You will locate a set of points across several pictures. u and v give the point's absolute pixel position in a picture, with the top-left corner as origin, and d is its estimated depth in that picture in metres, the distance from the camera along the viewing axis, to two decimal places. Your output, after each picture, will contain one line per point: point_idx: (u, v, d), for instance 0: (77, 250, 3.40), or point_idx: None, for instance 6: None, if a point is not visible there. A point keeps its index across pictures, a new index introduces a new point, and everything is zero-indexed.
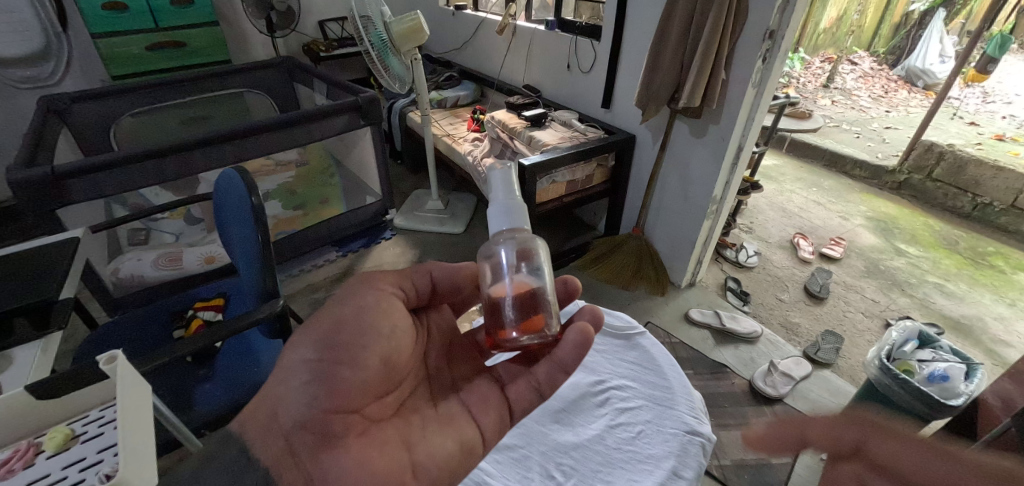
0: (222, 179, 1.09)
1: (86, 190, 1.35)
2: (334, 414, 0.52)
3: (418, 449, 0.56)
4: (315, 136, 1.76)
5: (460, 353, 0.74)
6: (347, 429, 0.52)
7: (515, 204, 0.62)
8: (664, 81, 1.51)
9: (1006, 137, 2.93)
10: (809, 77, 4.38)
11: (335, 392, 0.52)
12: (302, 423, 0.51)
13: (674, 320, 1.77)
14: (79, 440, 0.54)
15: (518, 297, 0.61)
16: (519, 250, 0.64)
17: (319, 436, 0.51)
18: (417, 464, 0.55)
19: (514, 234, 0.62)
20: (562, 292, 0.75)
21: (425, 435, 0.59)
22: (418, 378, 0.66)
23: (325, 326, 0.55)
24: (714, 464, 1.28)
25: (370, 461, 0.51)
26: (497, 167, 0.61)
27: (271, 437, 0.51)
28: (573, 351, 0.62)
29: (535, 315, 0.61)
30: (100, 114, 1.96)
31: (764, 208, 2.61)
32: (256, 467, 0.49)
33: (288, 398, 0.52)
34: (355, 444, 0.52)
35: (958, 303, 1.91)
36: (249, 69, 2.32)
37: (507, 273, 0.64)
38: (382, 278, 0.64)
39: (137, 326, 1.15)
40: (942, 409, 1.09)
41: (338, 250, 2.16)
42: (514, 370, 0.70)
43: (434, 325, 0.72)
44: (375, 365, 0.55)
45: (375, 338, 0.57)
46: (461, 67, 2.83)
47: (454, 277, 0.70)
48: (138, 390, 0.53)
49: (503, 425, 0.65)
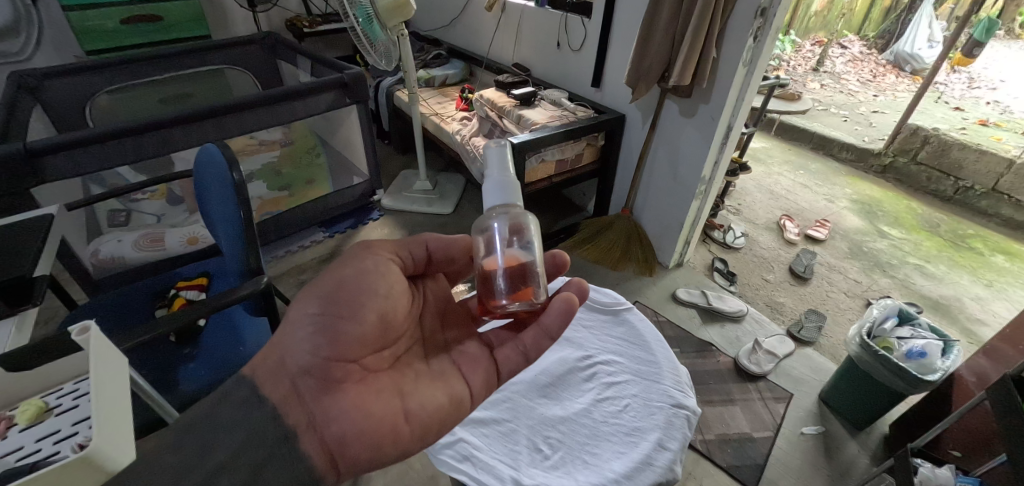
0: (202, 155, 1.05)
1: (61, 168, 1.30)
2: (335, 363, 0.55)
3: (411, 397, 0.57)
4: (299, 114, 1.71)
5: (454, 318, 0.75)
6: (347, 376, 0.56)
7: (512, 178, 0.60)
8: (654, 60, 1.49)
9: (990, 122, 2.98)
10: (799, 60, 4.37)
11: (335, 342, 0.55)
12: (306, 368, 0.54)
13: (662, 300, 1.79)
14: (53, 413, 0.53)
15: (510, 269, 0.62)
16: (512, 224, 0.62)
17: (322, 381, 0.54)
18: (409, 411, 0.56)
19: (507, 209, 0.60)
20: (550, 265, 0.75)
21: (418, 384, 0.60)
22: (413, 338, 0.67)
23: (326, 284, 0.58)
24: (698, 439, 1.31)
25: (365, 405, 0.54)
26: (492, 144, 0.59)
27: (276, 379, 0.53)
28: (559, 317, 0.62)
29: (525, 288, 0.62)
30: (74, 90, 1.88)
31: (752, 190, 2.62)
32: (261, 409, 0.50)
33: (294, 347, 0.55)
34: (353, 389, 0.55)
35: (938, 283, 1.96)
36: (230, 44, 2.24)
37: (498, 247, 0.63)
38: (379, 245, 0.66)
39: (119, 305, 1.13)
40: (920, 384, 1.13)
41: (325, 231, 2.13)
42: (504, 334, 0.69)
43: (430, 292, 0.73)
44: (372, 320, 0.58)
45: (372, 297, 0.59)
46: (449, 45, 2.77)
47: (448, 248, 0.72)
48: (113, 360, 0.52)
49: (493, 381, 0.65)
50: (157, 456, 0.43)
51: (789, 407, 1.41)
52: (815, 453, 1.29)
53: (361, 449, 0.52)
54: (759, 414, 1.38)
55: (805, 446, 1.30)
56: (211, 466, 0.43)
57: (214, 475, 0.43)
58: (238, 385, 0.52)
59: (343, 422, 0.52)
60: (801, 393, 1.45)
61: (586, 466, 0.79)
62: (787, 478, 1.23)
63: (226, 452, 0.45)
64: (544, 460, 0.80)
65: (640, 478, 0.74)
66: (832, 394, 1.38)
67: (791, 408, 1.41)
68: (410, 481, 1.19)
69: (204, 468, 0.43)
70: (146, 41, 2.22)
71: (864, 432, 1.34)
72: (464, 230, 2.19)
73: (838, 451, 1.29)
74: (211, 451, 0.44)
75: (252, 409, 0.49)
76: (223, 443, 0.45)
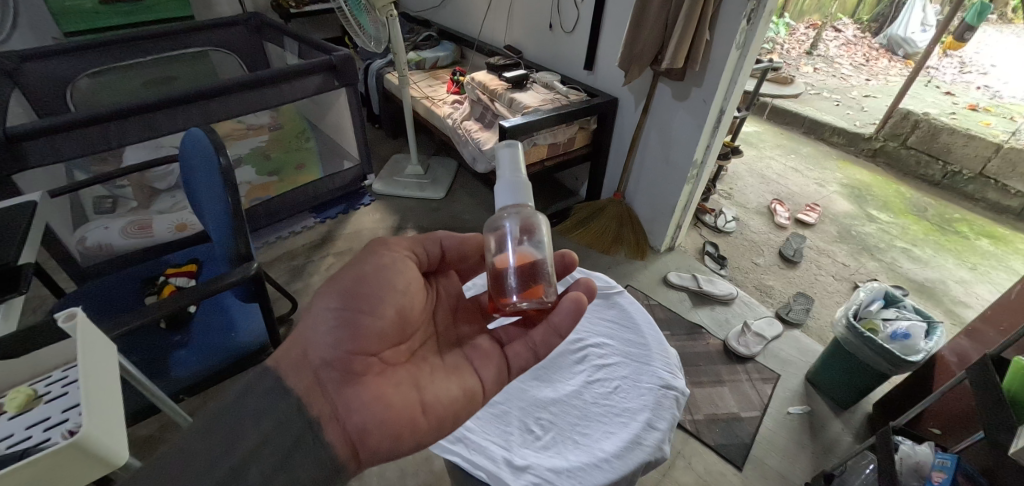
0: (188, 139, 1.03)
1: (43, 154, 1.26)
2: (357, 356, 0.56)
3: (426, 389, 0.58)
4: (287, 97, 1.67)
5: (465, 314, 0.75)
6: (367, 369, 0.56)
7: (523, 179, 0.61)
8: (647, 42, 1.47)
9: (980, 106, 2.99)
10: (793, 44, 4.35)
11: (356, 336, 0.55)
12: (329, 360, 0.55)
13: (653, 284, 1.81)
14: (43, 400, 0.51)
15: (521, 267, 0.62)
16: (523, 224, 0.62)
17: (343, 373, 0.55)
18: (425, 403, 0.56)
19: (519, 209, 0.60)
20: (559, 266, 0.74)
21: (433, 377, 0.60)
22: (427, 332, 0.68)
23: (346, 279, 0.58)
24: (687, 419, 1.34)
25: (384, 397, 0.54)
26: (503, 145, 0.60)
27: (299, 370, 0.53)
28: (570, 317, 0.61)
29: (535, 285, 0.62)
30: (53, 74, 1.82)
31: (743, 175, 2.63)
32: (290, 396, 0.50)
33: (317, 339, 0.55)
34: (372, 381, 0.55)
35: (924, 267, 2.00)
36: (214, 25, 2.18)
37: (509, 243, 0.63)
38: (396, 243, 0.66)
39: (109, 292, 1.12)
40: (902, 365, 1.15)
41: (316, 216, 2.11)
42: (514, 331, 0.69)
43: (443, 290, 0.74)
44: (390, 315, 0.58)
45: (390, 292, 0.59)
46: (439, 27, 2.71)
47: (462, 246, 0.72)
48: (102, 348, 0.49)
49: (507, 376, 0.65)
50: (180, 447, 0.43)
51: (777, 387, 1.44)
52: (801, 431, 1.32)
53: (381, 440, 0.53)
54: (746, 394, 1.41)
55: (791, 425, 1.34)
56: (237, 456, 0.43)
57: (241, 465, 0.43)
58: (261, 376, 0.51)
59: (362, 413, 0.53)
60: (788, 374, 1.48)
61: (577, 446, 0.79)
62: (773, 456, 1.26)
63: (254, 440, 0.45)
64: (536, 441, 0.82)
65: (630, 458, 0.75)
66: (818, 375, 1.41)
67: (778, 388, 1.44)
68: (405, 463, 1.20)
69: (226, 461, 0.43)
70: (126, 22, 2.15)
71: (848, 411, 1.38)
72: (456, 215, 2.18)
73: (824, 430, 1.32)
74: (240, 440, 0.45)
75: (279, 398, 0.50)
76: (248, 431, 0.46)
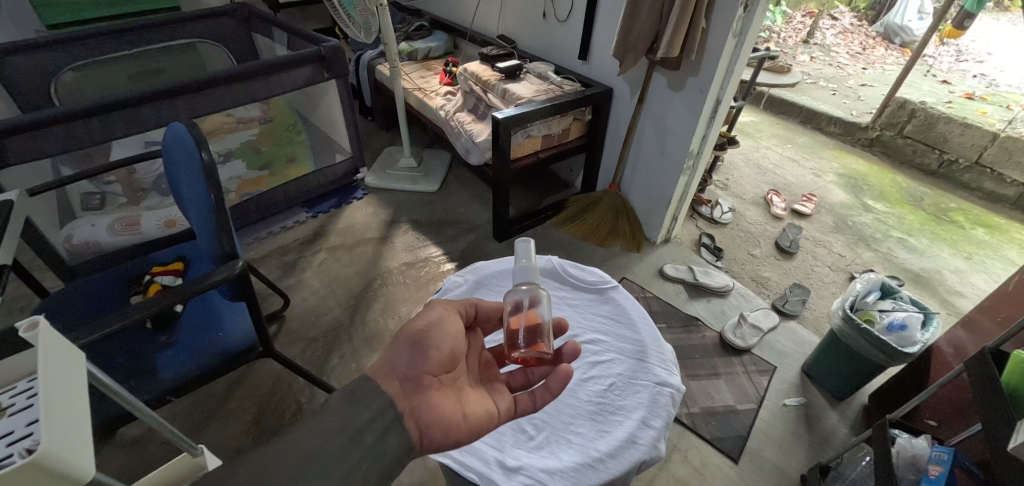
0: (169, 134, 1.00)
1: (23, 150, 1.22)
2: (425, 373, 0.59)
3: (468, 404, 0.61)
4: (276, 89, 1.63)
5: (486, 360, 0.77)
6: (430, 384, 0.59)
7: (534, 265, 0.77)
8: (642, 32, 1.44)
9: (976, 95, 2.97)
10: (790, 32, 4.31)
11: (425, 357, 0.59)
12: (406, 375, 0.57)
13: (650, 276, 1.80)
14: (4, 415, 0.40)
15: (529, 325, 0.74)
16: (532, 296, 0.77)
17: (415, 385, 0.57)
18: (468, 415, 0.59)
19: (530, 286, 0.76)
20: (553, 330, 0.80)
21: (472, 393, 0.63)
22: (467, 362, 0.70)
23: (417, 322, 0.63)
24: (685, 413, 1.34)
25: (444, 407, 0.57)
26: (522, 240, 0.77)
27: (386, 378, 0.55)
28: (562, 380, 0.65)
29: (536, 342, 0.72)
30: (36, 68, 1.77)
31: (740, 165, 2.61)
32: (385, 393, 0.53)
33: (394, 357, 0.58)
34: (434, 393, 0.58)
35: (919, 257, 1.99)
36: (202, 16, 2.12)
37: (522, 308, 0.76)
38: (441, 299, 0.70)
39: (90, 294, 1.09)
40: (899, 357, 1.14)
41: (308, 211, 2.07)
42: (519, 377, 0.72)
43: (474, 346, 0.72)
44: (446, 350, 0.62)
45: (448, 330, 0.64)
46: (431, 16, 2.67)
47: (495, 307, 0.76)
48: (67, 357, 0.44)
49: (532, 407, 0.67)
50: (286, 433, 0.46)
51: (772, 379, 1.44)
52: (797, 423, 1.32)
53: (439, 437, 0.55)
54: (743, 387, 1.41)
55: (786, 417, 1.33)
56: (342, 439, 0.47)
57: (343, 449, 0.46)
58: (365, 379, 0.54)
59: (431, 415, 0.55)
60: (784, 366, 1.47)
61: (571, 446, 0.78)
62: (770, 448, 1.26)
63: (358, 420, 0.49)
64: (529, 441, 0.80)
65: (623, 457, 0.74)
66: (815, 366, 1.41)
67: (775, 380, 1.43)
68: None
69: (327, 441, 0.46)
70: (111, 13, 2.09)
71: (844, 402, 1.37)
72: (450, 207, 2.15)
73: (820, 422, 1.32)
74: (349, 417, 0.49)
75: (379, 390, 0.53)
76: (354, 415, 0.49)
